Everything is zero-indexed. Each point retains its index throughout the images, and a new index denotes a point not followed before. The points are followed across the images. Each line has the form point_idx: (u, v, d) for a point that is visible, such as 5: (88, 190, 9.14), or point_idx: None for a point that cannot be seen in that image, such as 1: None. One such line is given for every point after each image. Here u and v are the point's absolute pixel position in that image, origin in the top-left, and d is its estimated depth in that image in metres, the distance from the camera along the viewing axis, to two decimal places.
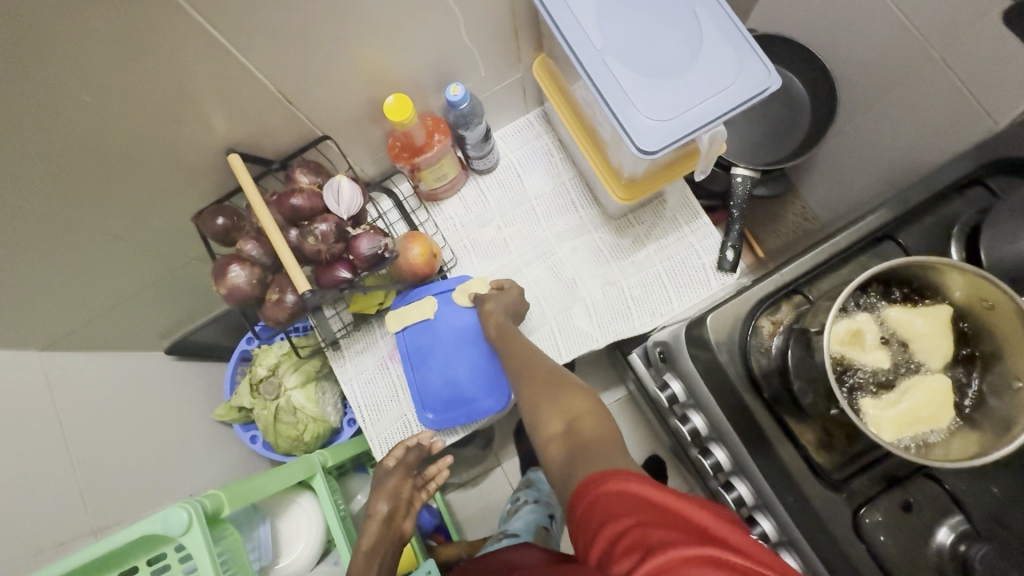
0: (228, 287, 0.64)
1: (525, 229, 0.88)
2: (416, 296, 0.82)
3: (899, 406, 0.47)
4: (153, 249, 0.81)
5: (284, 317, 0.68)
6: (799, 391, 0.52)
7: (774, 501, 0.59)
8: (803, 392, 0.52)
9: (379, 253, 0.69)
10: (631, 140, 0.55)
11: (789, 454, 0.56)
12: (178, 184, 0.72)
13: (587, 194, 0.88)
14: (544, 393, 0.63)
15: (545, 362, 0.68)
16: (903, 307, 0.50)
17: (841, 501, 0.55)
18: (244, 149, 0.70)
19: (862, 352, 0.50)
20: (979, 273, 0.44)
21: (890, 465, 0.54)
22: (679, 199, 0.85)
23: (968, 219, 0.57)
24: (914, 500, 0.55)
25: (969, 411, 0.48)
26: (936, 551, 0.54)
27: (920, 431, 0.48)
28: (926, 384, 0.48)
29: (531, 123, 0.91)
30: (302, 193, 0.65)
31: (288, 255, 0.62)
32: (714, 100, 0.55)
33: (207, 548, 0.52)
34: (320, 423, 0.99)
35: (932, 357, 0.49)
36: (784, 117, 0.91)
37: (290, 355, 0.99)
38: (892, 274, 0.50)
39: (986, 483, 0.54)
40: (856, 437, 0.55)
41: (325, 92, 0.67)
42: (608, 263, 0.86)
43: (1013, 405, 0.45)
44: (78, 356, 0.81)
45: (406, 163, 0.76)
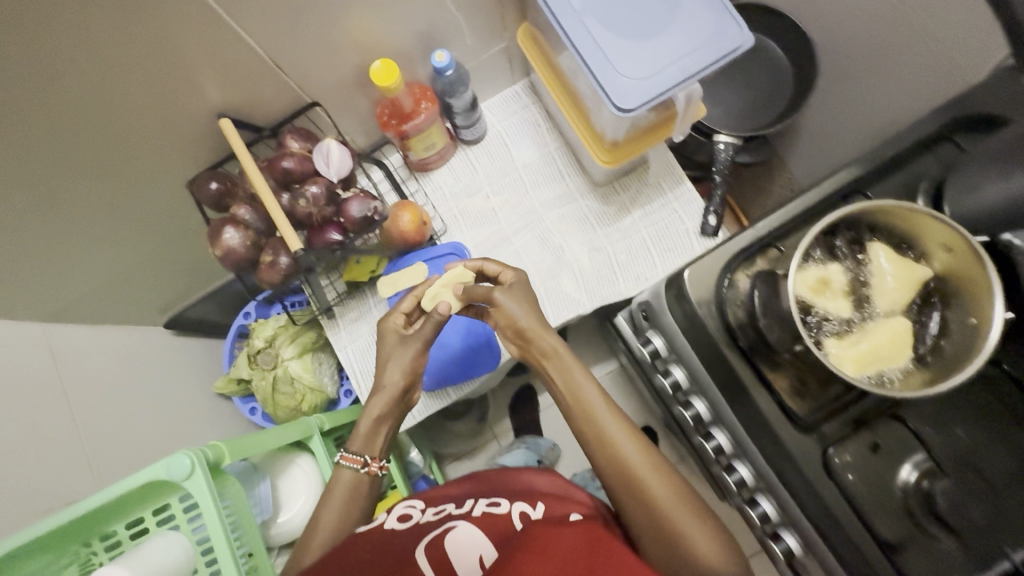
0: (223, 249, 0.65)
1: (513, 198, 0.90)
2: (406, 263, 0.84)
3: (860, 346, 0.50)
4: (152, 223, 0.82)
5: (279, 280, 0.68)
6: (764, 327, 0.56)
7: (750, 448, 0.62)
8: (770, 329, 0.56)
9: (369, 216, 0.70)
10: (610, 99, 0.57)
11: (765, 400, 0.58)
12: (172, 157, 0.73)
13: (573, 162, 0.90)
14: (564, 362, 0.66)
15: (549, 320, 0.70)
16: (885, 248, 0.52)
17: (813, 443, 0.57)
18: (236, 117, 0.71)
19: (829, 295, 0.52)
20: (940, 216, 0.47)
21: (860, 408, 0.57)
22: (662, 165, 0.87)
23: (935, 174, 0.59)
24: (881, 441, 0.57)
25: (930, 351, 0.51)
26: (901, 489, 0.56)
27: (881, 369, 0.50)
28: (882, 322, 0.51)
29: (519, 94, 0.92)
30: (292, 156, 0.67)
31: (280, 214, 0.64)
32: (690, 58, 0.57)
33: (210, 494, 0.54)
34: (316, 393, 1.02)
35: (900, 297, 0.51)
36: (767, 82, 0.91)
37: (286, 327, 1.01)
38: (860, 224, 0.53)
39: (952, 427, 0.56)
40: (827, 383, 0.58)
41: (314, 60, 0.68)
42: (594, 230, 0.88)
43: (970, 342, 0.48)
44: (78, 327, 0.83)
45: (394, 132, 0.78)
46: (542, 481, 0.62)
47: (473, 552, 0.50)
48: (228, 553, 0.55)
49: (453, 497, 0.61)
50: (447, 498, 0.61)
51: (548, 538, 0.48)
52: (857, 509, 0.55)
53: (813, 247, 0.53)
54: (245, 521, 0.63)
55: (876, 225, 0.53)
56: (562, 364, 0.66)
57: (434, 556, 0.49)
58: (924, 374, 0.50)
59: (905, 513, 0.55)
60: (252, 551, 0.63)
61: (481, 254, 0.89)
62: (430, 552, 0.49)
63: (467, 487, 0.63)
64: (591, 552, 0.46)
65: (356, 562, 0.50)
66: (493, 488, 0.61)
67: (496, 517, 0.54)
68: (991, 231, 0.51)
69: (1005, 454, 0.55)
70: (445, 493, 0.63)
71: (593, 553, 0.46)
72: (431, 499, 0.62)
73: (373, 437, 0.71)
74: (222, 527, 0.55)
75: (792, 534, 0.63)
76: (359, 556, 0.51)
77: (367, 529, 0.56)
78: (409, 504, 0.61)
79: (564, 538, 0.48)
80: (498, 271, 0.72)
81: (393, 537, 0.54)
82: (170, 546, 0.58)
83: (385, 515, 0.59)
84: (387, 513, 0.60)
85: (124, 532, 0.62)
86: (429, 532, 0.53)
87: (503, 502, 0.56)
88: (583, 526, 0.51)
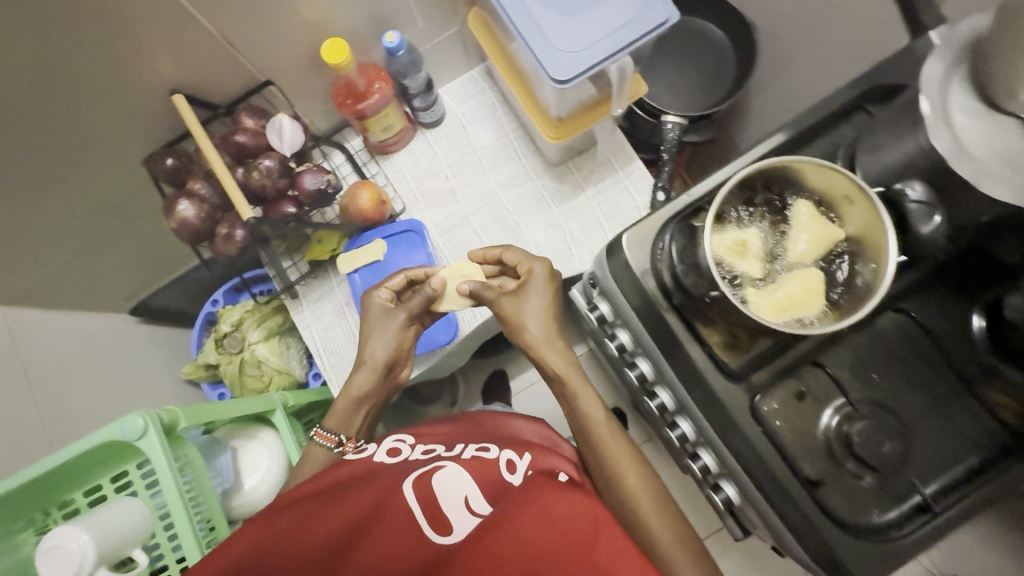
0: (177, 221, 0.68)
1: (471, 178, 0.93)
2: (365, 240, 0.87)
3: (776, 294, 0.54)
4: (113, 205, 0.83)
5: (235, 252, 0.71)
6: (681, 274, 0.60)
7: (688, 401, 0.66)
8: (686, 275, 0.60)
9: (323, 188, 0.73)
10: (547, 71, 0.60)
11: (698, 354, 0.62)
12: (130, 137, 0.74)
13: (529, 143, 0.93)
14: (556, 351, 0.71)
15: (550, 307, 0.72)
16: (802, 206, 0.56)
17: (742, 392, 0.61)
18: (191, 97, 0.73)
19: (749, 250, 0.56)
20: (824, 162, 0.53)
21: (785, 358, 0.61)
22: (612, 145, 0.90)
23: (850, 139, 0.63)
24: (805, 388, 0.61)
25: (839, 297, 0.55)
26: (823, 432, 0.60)
27: (796, 315, 0.54)
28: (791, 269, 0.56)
29: (475, 78, 0.95)
30: (246, 130, 0.69)
31: (228, 178, 0.66)
32: (621, 32, 0.60)
33: (163, 453, 0.56)
34: (284, 376, 1.03)
35: (812, 249, 0.56)
36: (713, 66, 0.95)
37: (252, 311, 1.03)
38: (754, 182, 0.57)
39: (869, 374, 0.60)
40: (755, 336, 0.61)
41: (267, 41, 0.71)
42: (550, 209, 0.92)
43: (870, 283, 0.53)
44: (44, 312, 0.83)
45: (350, 112, 0.80)
46: (536, 435, 0.70)
47: (459, 491, 0.54)
48: (182, 510, 0.57)
49: (441, 439, 0.66)
50: (437, 441, 0.66)
51: (548, 503, 0.49)
52: (783, 452, 0.59)
53: (732, 207, 0.58)
54: (201, 488, 0.65)
55: (768, 180, 0.57)
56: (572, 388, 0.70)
57: (421, 490, 0.53)
58: (833, 311, 0.55)
59: (827, 454, 0.59)
60: (210, 515, 0.65)
61: (440, 233, 0.92)
62: (419, 489, 0.53)
63: (454, 433, 0.68)
64: (587, 527, 0.47)
65: (353, 493, 0.53)
66: (479, 437, 0.66)
67: (485, 463, 0.58)
68: (886, 183, 0.56)
69: (916, 396, 0.60)
70: (432, 433, 0.68)
71: (590, 530, 0.47)
72: (422, 437, 0.66)
73: (350, 416, 0.74)
74: (176, 486, 0.56)
75: (730, 484, 0.67)
76: (354, 485, 0.55)
77: (360, 459, 0.61)
78: (399, 437, 0.66)
79: (563, 508, 0.49)
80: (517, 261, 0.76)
81: (385, 471, 0.58)
82: (127, 506, 0.59)
83: (374, 446, 0.65)
84: (376, 445, 0.65)
85: (82, 499, 0.63)
86: (418, 468, 0.57)
87: (492, 450, 0.61)
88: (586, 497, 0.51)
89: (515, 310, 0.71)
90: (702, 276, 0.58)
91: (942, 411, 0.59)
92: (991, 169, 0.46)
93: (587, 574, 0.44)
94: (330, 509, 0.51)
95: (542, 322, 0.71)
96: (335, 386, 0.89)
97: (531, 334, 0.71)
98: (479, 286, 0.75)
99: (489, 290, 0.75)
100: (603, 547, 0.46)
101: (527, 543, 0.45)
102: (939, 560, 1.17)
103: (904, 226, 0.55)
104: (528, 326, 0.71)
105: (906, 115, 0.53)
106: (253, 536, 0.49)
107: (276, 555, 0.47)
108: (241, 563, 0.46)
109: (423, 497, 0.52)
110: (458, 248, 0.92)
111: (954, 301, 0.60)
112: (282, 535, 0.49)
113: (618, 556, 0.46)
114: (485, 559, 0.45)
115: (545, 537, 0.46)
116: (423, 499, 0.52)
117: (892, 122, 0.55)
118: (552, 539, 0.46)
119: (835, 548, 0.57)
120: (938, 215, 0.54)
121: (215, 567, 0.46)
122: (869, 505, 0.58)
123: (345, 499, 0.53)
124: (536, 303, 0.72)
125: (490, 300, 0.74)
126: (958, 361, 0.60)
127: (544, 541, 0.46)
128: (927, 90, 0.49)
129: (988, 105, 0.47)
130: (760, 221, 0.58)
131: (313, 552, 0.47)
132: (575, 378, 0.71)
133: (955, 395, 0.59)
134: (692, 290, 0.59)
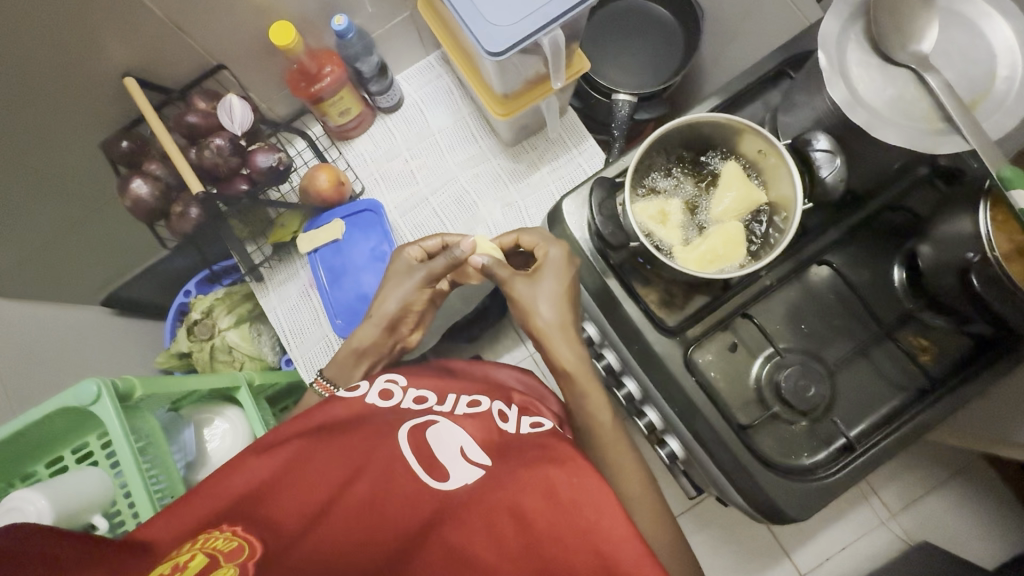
0: (131, 198, 0.73)
1: (429, 160, 0.96)
2: (324, 221, 0.91)
3: (700, 247, 0.58)
4: (76, 193, 0.85)
5: (190, 229, 0.76)
6: (600, 224, 0.59)
7: (627, 358, 0.68)
8: (604, 225, 0.59)
9: (274, 166, 0.79)
10: (481, 43, 0.63)
11: (633, 310, 0.64)
12: (84, 119, 0.75)
13: (485, 125, 0.96)
14: (558, 339, 0.68)
15: (563, 298, 0.67)
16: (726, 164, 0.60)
17: (677, 346, 0.63)
18: (143, 79, 0.75)
19: (672, 209, 0.60)
20: (726, 116, 0.56)
21: (717, 312, 0.64)
22: (565, 124, 0.94)
23: (773, 103, 0.67)
24: (739, 340, 0.64)
25: (758, 249, 0.59)
26: (755, 380, 0.63)
27: (720, 267, 0.58)
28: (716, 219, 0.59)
29: (432, 64, 0.98)
30: (197, 111, 0.75)
31: (180, 160, 0.71)
32: (551, 4, 0.63)
33: (117, 416, 0.58)
34: (255, 361, 1.04)
35: (735, 203, 0.59)
36: (662, 44, 0.97)
37: (222, 299, 1.02)
38: (661, 146, 0.60)
39: (798, 324, 0.63)
40: (690, 292, 0.64)
41: (218, 26, 0.73)
42: (506, 187, 0.94)
43: (780, 236, 0.58)
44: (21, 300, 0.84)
45: (304, 95, 0.84)
46: (517, 381, 0.82)
47: (454, 444, 0.58)
48: (138, 471, 0.59)
49: (435, 385, 0.70)
50: (429, 386, 0.70)
51: (554, 480, 0.50)
52: (717, 401, 0.62)
53: (654, 168, 0.61)
54: (160, 455, 0.66)
55: (679, 141, 0.60)
56: (583, 391, 0.68)
57: (414, 439, 0.57)
58: (755, 256, 0.59)
59: (758, 401, 0.62)
60: (168, 483, 0.66)
61: (401, 215, 0.95)
62: (415, 441, 0.56)
63: (449, 381, 0.72)
64: (591, 508, 0.47)
65: (355, 437, 0.55)
66: (470, 388, 0.72)
67: (478, 423, 0.63)
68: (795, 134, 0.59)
69: (841, 344, 0.63)
70: (425, 376, 0.73)
71: (594, 514, 0.47)
72: (414, 378, 0.71)
73: (346, 368, 0.78)
74: (130, 447, 0.58)
75: (675, 439, 0.69)
76: (354, 428, 0.57)
77: (353, 397, 0.64)
78: (390, 378, 0.69)
79: (569, 486, 0.49)
80: (536, 242, 0.71)
81: (383, 417, 0.61)
82: (87, 473, 0.61)
83: (367, 385, 0.67)
84: (368, 383, 0.68)
85: (44, 472, 0.65)
86: (412, 419, 0.61)
87: (483, 403, 0.69)
88: (592, 476, 0.51)
89: (528, 294, 0.68)
90: (621, 228, 0.59)
91: (864, 356, 0.62)
92: (886, 116, 0.50)
93: (572, 528, 0.46)
94: (334, 449, 0.53)
95: (554, 307, 0.68)
96: (300, 365, 0.92)
97: (543, 321, 0.68)
98: (493, 261, 0.72)
99: (504, 269, 0.72)
100: (603, 531, 0.46)
101: (527, 511, 0.47)
102: (910, 526, 1.07)
103: (808, 173, 0.56)
104: (540, 312, 0.68)
105: (813, 73, 0.56)
106: (257, 467, 0.49)
107: (278, 487, 0.48)
108: (244, 493, 0.47)
109: (418, 447, 0.55)
110: (419, 228, 0.94)
111: (876, 253, 0.63)
112: (286, 469, 0.50)
113: (618, 540, 0.45)
114: (485, 525, 0.46)
115: (544, 509, 0.47)
116: (419, 452, 0.55)
117: (804, 80, 0.58)
118: (551, 511, 0.47)
119: (767, 489, 0.59)
120: (836, 161, 0.55)
121: (221, 496, 0.48)
122: (799, 449, 0.61)
123: (347, 442, 0.54)
124: (551, 288, 0.67)
125: (503, 280, 0.71)
126: (878, 309, 0.63)
127: (545, 515, 0.47)
128: (825, 48, 0.51)
129: (883, 58, 0.51)
130: (684, 181, 0.62)
131: (314, 486, 0.48)
132: (584, 375, 0.69)
133: (877, 340, 0.63)
134: (612, 240, 0.59)
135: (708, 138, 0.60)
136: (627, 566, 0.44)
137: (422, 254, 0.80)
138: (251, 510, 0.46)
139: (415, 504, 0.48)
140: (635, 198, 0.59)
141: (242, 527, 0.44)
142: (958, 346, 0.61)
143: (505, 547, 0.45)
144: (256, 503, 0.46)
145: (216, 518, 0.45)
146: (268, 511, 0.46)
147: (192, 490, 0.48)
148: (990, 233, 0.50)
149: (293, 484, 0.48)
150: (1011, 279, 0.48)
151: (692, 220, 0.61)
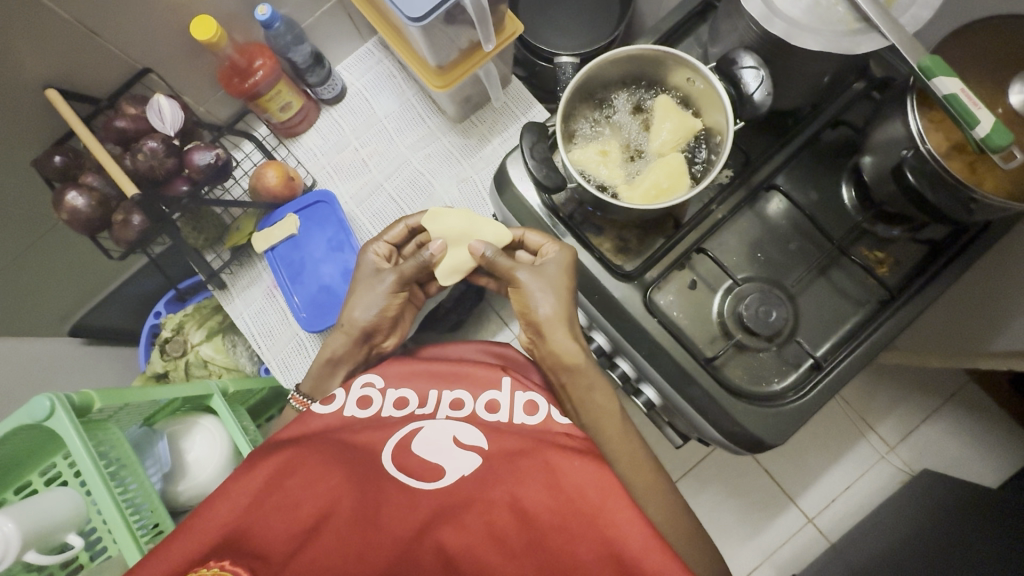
0: (69, 210, 0.74)
1: (380, 146, 0.95)
2: (278, 217, 0.90)
3: (644, 183, 0.58)
4: (20, 220, 0.83)
5: (133, 237, 0.77)
6: (534, 170, 0.58)
7: (587, 304, 0.67)
8: (539, 170, 0.58)
9: (213, 162, 0.80)
10: (401, 10, 0.62)
11: (586, 259, 0.63)
12: (14, 140, 0.74)
13: (431, 104, 0.95)
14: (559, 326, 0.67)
15: (564, 295, 0.66)
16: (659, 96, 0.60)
17: (636, 290, 0.62)
18: (67, 89, 0.74)
19: (607, 152, 0.60)
20: (643, 48, 0.56)
21: (675, 250, 0.63)
22: (513, 93, 0.93)
23: (705, 38, 0.66)
24: (698, 276, 0.63)
25: (701, 177, 0.59)
26: (719, 315, 0.62)
27: (668, 198, 0.57)
28: (656, 152, 0.59)
29: (371, 51, 0.98)
30: (125, 115, 0.75)
31: (110, 162, 0.71)
32: None
33: (74, 431, 0.57)
34: (233, 373, 1.00)
35: (675, 134, 0.58)
36: (597, 5, 0.96)
37: (193, 314, 0.99)
38: (587, 92, 0.60)
39: (756, 253, 0.63)
40: (644, 238, 0.63)
41: (135, 26, 0.72)
42: (459, 163, 0.93)
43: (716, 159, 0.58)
44: None
45: (239, 91, 0.83)
46: (488, 353, 0.75)
47: (444, 434, 0.56)
48: (101, 482, 0.58)
49: (413, 379, 0.66)
50: (408, 378, 0.66)
51: (557, 469, 0.49)
52: (683, 338, 0.61)
53: (586, 114, 0.61)
54: (129, 467, 0.65)
55: (607, 83, 0.61)
56: (588, 381, 0.67)
57: (399, 451, 0.54)
58: (698, 183, 0.59)
59: (721, 333, 0.62)
60: (148, 495, 0.66)
61: (357, 204, 0.94)
62: (398, 454, 0.54)
63: (428, 368, 0.67)
64: (596, 494, 0.46)
65: (340, 448, 0.54)
66: (453, 376, 0.67)
67: (471, 420, 0.60)
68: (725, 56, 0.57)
69: (799, 268, 0.63)
70: (405, 368, 0.67)
71: (598, 498, 0.46)
72: (390, 375, 0.66)
73: (322, 380, 0.76)
74: (91, 459, 0.57)
75: (649, 386, 0.69)
76: (335, 441, 0.55)
77: (330, 413, 0.61)
78: (366, 382, 0.65)
79: (569, 473, 0.49)
80: (539, 243, 0.67)
81: (369, 430, 0.58)
82: (58, 494, 0.59)
83: (343, 395, 0.64)
84: (343, 391, 0.64)
85: (14, 498, 0.64)
86: (397, 431, 0.57)
87: (466, 403, 0.63)
88: (592, 459, 0.50)
89: (531, 283, 0.66)
90: (555, 171, 0.58)
91: (823, 275, 0.63)
92: (803, 24, 0.49)
93: (573, 521, 0.45)
94: (320, 460, 0.51)
95: (547, 293, 0.66)
96: (273, 366, 0.91)
97: (542, 311, 0.67)
98: (494, 250, 0.71)
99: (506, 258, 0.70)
100: (607, 516, 0.45)
101: (527, 505, 0.46)
102: (909, 457, 1.07)
103: (736, 92, 0.55)
104: (535, 298, 0.67)
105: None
106: (240, 489, 0.48)
107: (263, 510, 0.46)
108: (230, 524, 0.46)
109: (402, 461, 0.53)
110: (376, 216, 0.93)
111: (824, 171, 0.63)
112: (269, 487, 0.48)
113: (622, 525, 0.44)
114: (483, 522, 0.45)
115: (544, 500, 0.46)
116: (408, 460, 0.53)
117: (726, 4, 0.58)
118: (553, 502, 0.46)
119: (739, 419, 0.59)
120: (762, 80, 0.54)
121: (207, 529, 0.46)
122: (769, 375, 0.61)
123: (334, 453, 0.52)
124: (555, 280, 0.64)
125: (505, 269, 0.70)
126: (832, 229, 0.63)
127: (544, 503, 0.46)
128: None
129: None
130: (621, 122, 0.61)
131: (301, 506, 0.46)
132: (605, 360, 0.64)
133: (833, 259, 0.63)
134: (547, 182, 0.58)
135: (632, 75, 0.60)
136: (635, 553, 0.43)
137: (389, 249, 0.78)
138: (237, 546, 0.44)
139: (411, 510, 0.46)
140: (571, 147, 0.59)
141: (231, 560, 0.43)
142: (914, 255, 0.62)
143: (510, 548, 0.43)
144: (246, 532, 0.45)
145: (205, 554, 0.44)
146: (260, 542, 0.44)
147: (182, 523, 0.46)
148: (922, 131, 0.49)
149: (277, 506, 0.46)
150: (950, 173, 0.48)
151: (633, 160, 0.61)
